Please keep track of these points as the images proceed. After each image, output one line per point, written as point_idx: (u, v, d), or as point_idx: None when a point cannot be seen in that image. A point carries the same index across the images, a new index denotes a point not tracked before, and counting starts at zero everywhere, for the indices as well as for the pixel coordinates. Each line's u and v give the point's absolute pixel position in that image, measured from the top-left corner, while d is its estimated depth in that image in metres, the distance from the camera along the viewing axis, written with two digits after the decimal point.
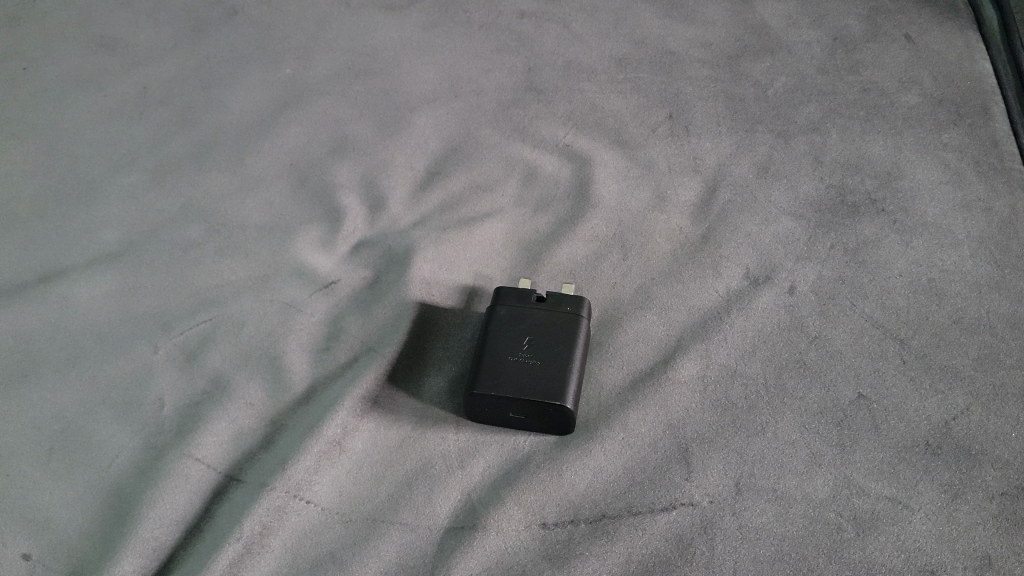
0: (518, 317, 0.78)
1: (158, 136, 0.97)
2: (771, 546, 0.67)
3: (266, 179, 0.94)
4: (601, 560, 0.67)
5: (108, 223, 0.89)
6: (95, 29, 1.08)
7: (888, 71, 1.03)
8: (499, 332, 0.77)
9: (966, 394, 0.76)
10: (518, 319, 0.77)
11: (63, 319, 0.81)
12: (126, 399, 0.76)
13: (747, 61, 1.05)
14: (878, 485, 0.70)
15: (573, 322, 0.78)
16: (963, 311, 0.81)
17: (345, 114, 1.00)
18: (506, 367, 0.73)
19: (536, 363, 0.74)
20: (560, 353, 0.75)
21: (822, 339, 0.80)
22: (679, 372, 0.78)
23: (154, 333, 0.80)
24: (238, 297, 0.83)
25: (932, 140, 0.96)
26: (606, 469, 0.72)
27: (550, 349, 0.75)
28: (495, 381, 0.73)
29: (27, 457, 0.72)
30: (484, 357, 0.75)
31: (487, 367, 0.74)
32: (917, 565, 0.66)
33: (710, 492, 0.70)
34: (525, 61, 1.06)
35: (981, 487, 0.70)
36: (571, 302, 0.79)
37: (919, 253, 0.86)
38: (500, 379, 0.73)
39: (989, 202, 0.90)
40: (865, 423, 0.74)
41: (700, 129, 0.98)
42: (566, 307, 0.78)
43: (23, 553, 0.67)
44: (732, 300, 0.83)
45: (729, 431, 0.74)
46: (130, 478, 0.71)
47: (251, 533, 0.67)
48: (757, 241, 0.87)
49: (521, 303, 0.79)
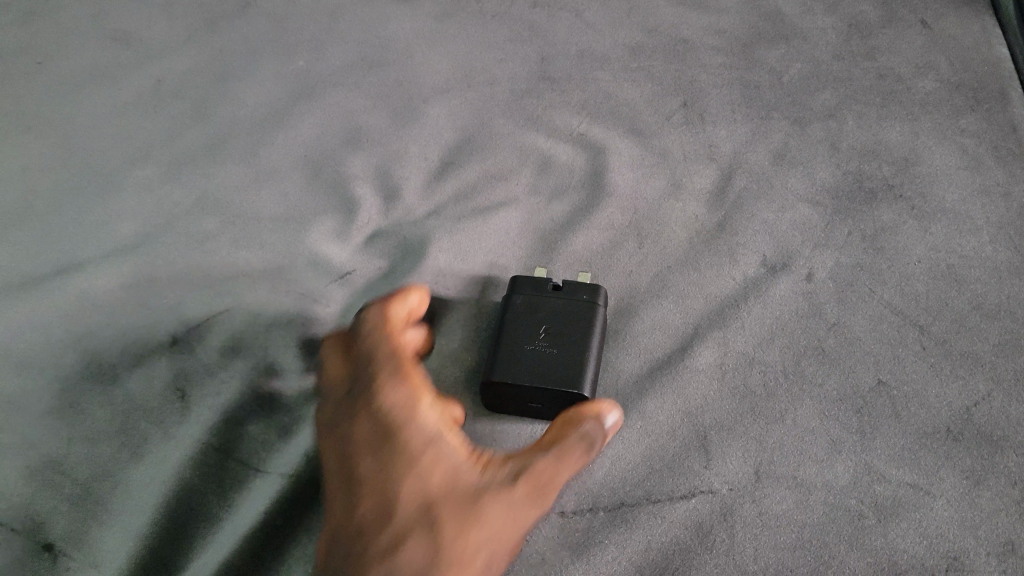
0: (534, 305, 0.78)
1: (171, 129, 0.97)
2: (792, 534, 0.67)
3: (281, 170, 0.94)
4: (621, 549, 0.67)
5: (123, 217, 0.89)
6: (108, 23, 1.08)
7: (904, 57, 1.02)
8: (514, 321, 0.77)
9: (988, 380, 0.75)
10: (534, 308, 0.78)
11: (82, 312, 0.81)
12: (144, 390, 0.76)
13: (762, 48, 1.04)
14: (899, 472, 0.70)
15: (588, 308, 0.77)
16: (983, 297, 0.81)
17: (358, 106, 1.00)
18: (523, 355, 0.74)
19: (554, 350, 0.74)
20: (577, 340, 0.75)
21: (840, 326, 0.79)
22: (696, 360, 0.78)
23: (172, 325, 0.81)
24: (253, 287, 0.84)
25: (950, 126, 0.95)
26: (625, 457, 0.72)
27: (567, 336, 0.75)
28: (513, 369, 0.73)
29: (48, 450, 0.73)
30: (501, 347, 0.75)
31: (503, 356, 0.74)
32: (939, 552, 0.66)
33: (729, 480, 0.70)
34: (539, 50, 1.05)
35: (1003, 473, 0.70)
36: (584, 289, 0.79)
37: (938, 239, 0.85)
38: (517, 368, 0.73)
39: (1008, 187, 0.89)
40: (886, 409, 0.74)
41: (715, 117, 0.97)
42: (582, 296, 0.78)
43: (45, 542, 0.68)
44: (749, 287, 0.82)
45: (748, 418, 0.74)
46: (151, 468, 0.72)
47: (273, 526, 0.69)
48: (773, 229, 0.87)
49: (534, 292, 0.79)
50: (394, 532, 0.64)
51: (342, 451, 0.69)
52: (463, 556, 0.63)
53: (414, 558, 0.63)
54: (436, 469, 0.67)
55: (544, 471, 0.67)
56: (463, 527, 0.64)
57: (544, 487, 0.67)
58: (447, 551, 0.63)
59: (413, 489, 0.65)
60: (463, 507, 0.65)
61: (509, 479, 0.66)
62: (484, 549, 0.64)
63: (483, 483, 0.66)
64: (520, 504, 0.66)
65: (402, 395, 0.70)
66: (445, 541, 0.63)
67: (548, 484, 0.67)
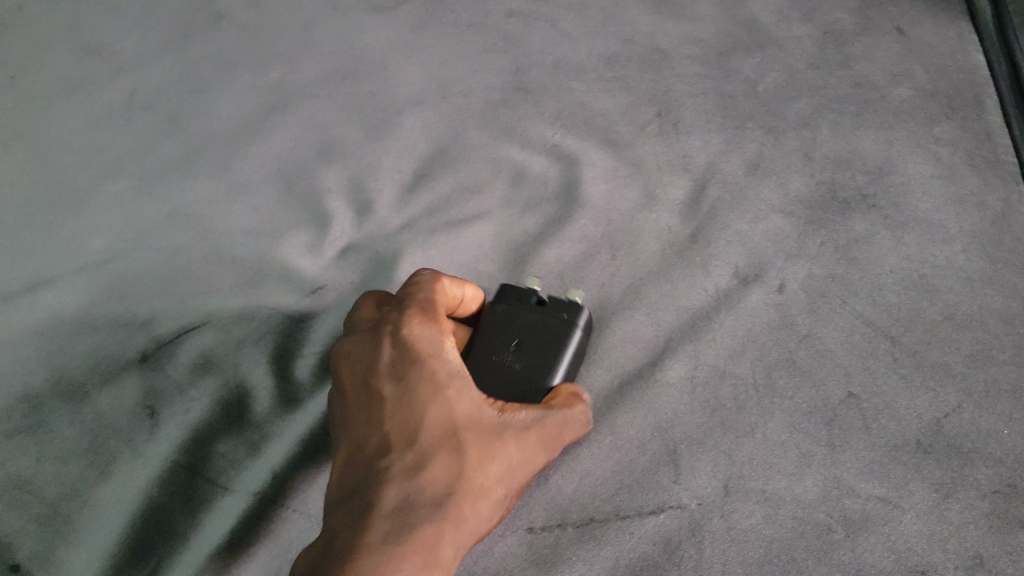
0: (513, 317, 0.77)
1: (144, 143, 0.97)
2: (760, 548, 0.67)
3: (254, 184, 0.94)
4: (588, 565, 0.67)
5: (95, 232, 0.89)
6: (84, 36, 1.08)
7: (879, 64, 1.02)
8: (489, 326, 0.76)
9: (959, 391, 0.75)
10: (511, 320, 0.77)
11: (54, 329, 0.81)
12: (113, 406, 0.76)
13: (737, 57, 1.04)
14: (868, 485, 0.70)
15: (566, 328, 0.75)
16: (955, 307, 0.80)
17: (333, 118, 0.99)
18: (481, 367, 0.74)
19: (515, 369, 0.74)
20: (542, 363, 0.74)
21: (811, 338, 0.79)
22: (668, 374, 0.77)
23: (141, 340, 0.80)
24: (225, 301, 0.83)
25: (924, 135, 0.95)
26: (594, 473, 0.72)
27: (534, 356, 0.75)
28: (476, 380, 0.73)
29: (17, 469, 0.73)
30: (467, 355, 0.75)
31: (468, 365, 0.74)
32: (907, 566, 0.66)
33: (698, 495, 0.70)
34: (513, 61, 1.05)
35: (972, 486, 0.70)
36: (570, 307, 0.77)
37: (910, 249, 0.85)
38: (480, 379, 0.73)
39: (981, 195, 0.89)
40: (856, 422, 0.73)
41: (690, 127, 0.97)
42: (563, 314, 0.76)
43: (11, 563, 0.68)
44: (721, 299, 0.82)
45: (718, 432, 0.73)
46: (117, 486, 0.71)
47: (238, 542, 0.69)
48: (746, 239, 0.87)
49: (518, 302, 0.78)
50: (418, 450, 0.62)
51: (364, 374, 0.66)
52: (482, 484, 0.63)
53: (437, 478, 0.61)
54: (461, 400, 0.65)
55: (554, 424, 0.69)
56: (487, 457, 0.64)
57: (552, 437, 0.68)
58: (472, 478, 0.62)
59: (443, 412, 0.64)
60: (487, 436, 0.64)
61: (526, 421, 0.67)
62: (498, 481, 0.64)
63: (502, 421, 0.66)
64: (530, 450, 0.67)
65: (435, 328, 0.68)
66: (468, 466, 0.63)
67: (556, 434, 0.69)
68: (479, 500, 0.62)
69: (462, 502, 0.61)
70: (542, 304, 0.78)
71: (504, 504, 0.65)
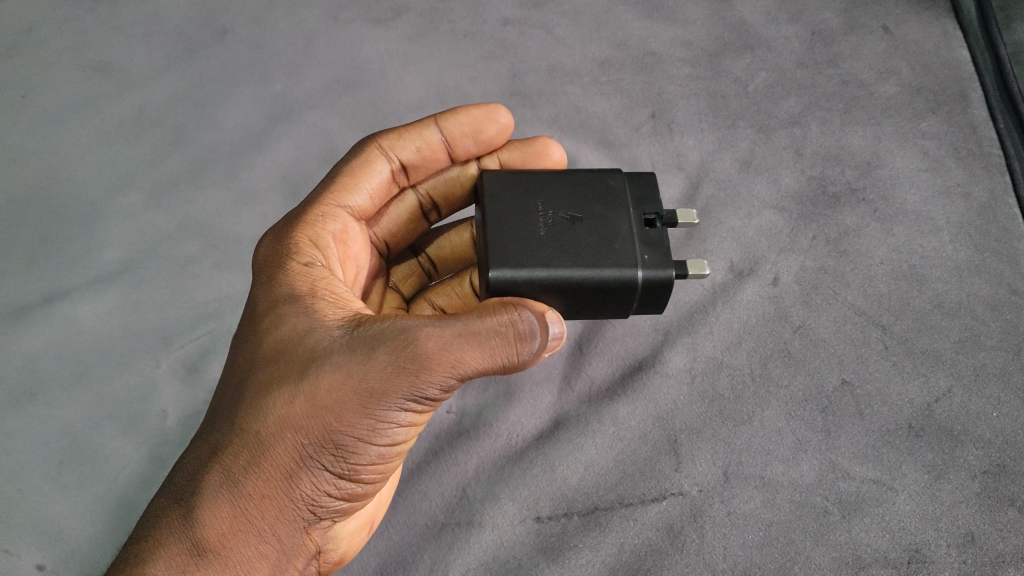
0: (614, 203, 0.66)
1: (152, 156, 0.98)
2: (759, 531, 0.70)
3: (261, 193, 0.96)
4: (594, 551, 0.70)
5: (110, 243, 0.91)
6: (86, 52, 1.05)
7: (865, 64, 1.03)
8: (567, 188, 0.66)
9: (948, 376, 0.77)
10: (606, 204, 0.66)
11: (69, 340, 0.84)
12: (131, 412, 0.80)
13: (728, 59, 1.06)
14: (863, 468, 0.73)
15: (629, 267, 0.63)
16: (944, 296, 0.83)
17: (335, 127, 1.02)
18: (510, 201, 0.65)
19: (538, 236, 0.63)
20: (576, 258, 0.62)
21: (804, 328, 0.81)
22: (668, 364, 0.80)
23: (156, 348, 0.84)
24: (235, 310, 0.87)
25: (911, 128, 0.97)
26: (598, 463, 0.74)
27: (574, 246, 0.63)
28: (508, 216, 0.64)
29: (39, 473, 0.77)
30: (529, 180, 0.66)
31: (516, 201, 0.65)
32: (903, 545, 0.69)
33: (698, 482, 0.72)
34: (510, 67, 1.07)
35: (962, 467, 0.73)
36: (662, 259, 0.64)
37: (899, 240, 0.88)
38: (510, 222, 0.64)
39: (968, 186, 0.92)
40: (849, 408, 0.76)
41: (682, 127, 1.00)
42: (644, 257, 0.64)
43: (36, 564, 0.73)
44: (717, 292, 0.84)
45: (717, 421, 0.76)
46: (137, 488, 0.77)
47: None
48: (740, 235, 0.89)
49: (625, 206, 0.66)
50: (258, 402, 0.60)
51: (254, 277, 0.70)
52: (272, 426, 0.59)
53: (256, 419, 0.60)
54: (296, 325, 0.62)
55: (432, 337, 0.56)
56: (283, 398, 0.59)
57: (410, 357, 0.56)
58: (250, 433, 0.60)
59: (255, 373, 0.62)
60: (302, 369, 0.59)
61: (381, 339, 0.57)
62: (296, 427, 0.59)
63: (337, 344, 0.59)
64: (368, 374, 0.57)
65: (321, 225, 0.71)
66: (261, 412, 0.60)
67: (413, 354, 0.56)
68: (266, 455, 0.59)
69: (240, 463, 0.60)
70: (646, 233, 0.65)
71: (335, 448, 0.59)
